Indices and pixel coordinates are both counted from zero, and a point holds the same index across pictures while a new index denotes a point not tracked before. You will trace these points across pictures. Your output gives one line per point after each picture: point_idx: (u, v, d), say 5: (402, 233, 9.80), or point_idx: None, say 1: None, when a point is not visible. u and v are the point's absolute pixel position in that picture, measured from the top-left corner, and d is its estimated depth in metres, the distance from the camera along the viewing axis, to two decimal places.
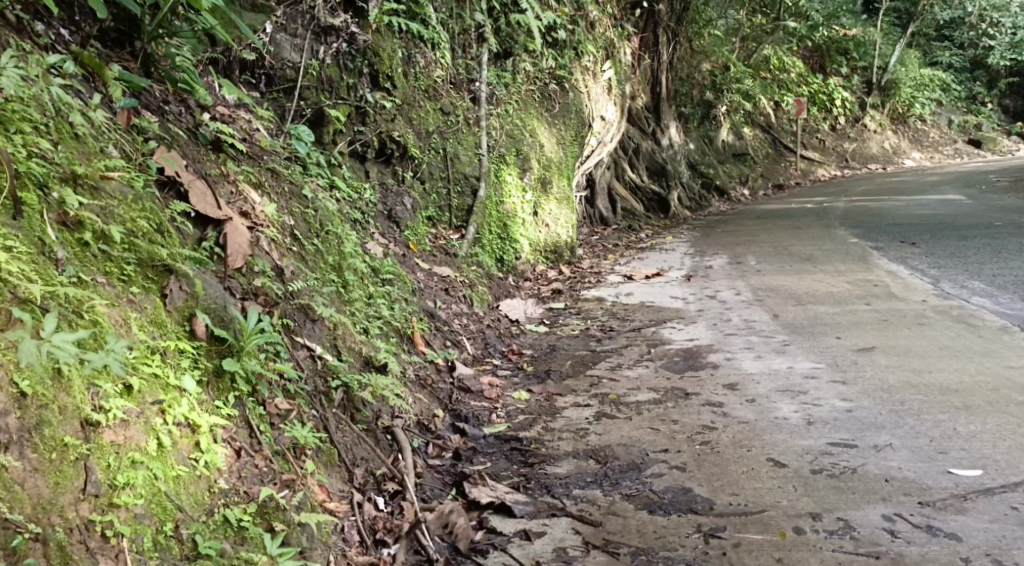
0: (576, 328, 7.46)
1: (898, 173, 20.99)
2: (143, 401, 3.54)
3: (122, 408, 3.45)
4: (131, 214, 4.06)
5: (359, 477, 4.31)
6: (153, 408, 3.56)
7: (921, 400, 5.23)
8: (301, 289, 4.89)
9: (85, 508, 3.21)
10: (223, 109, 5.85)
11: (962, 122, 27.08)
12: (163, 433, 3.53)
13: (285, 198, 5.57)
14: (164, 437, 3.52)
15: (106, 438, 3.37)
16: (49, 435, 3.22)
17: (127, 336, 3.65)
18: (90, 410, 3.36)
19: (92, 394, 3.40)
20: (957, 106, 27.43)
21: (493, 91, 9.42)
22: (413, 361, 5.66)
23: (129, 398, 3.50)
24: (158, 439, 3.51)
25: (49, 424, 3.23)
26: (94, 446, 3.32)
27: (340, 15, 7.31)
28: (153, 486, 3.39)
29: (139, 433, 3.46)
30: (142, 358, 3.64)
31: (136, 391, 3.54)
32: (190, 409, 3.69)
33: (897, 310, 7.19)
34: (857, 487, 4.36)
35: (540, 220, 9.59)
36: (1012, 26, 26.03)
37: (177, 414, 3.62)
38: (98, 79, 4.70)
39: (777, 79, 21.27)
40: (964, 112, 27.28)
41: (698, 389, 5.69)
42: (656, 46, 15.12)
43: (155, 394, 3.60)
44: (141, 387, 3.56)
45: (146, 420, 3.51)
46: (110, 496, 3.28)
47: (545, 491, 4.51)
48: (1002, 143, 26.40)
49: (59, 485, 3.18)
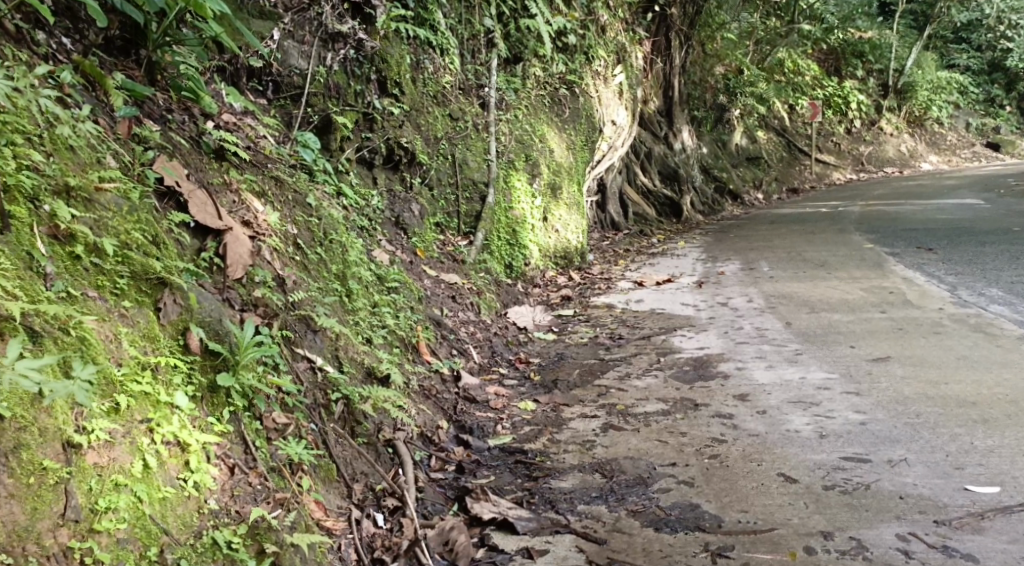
0: (585, 336, 7.38)
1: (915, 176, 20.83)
2: (131, 419, 3.51)
3: (107, 429, 3.41)
4: (125, 226, 4.03)
5: (357, 493, 4.25)
6: (141, 427, 3.52)
7: (937, 413, 5.13)
8: (303, 299, 4.82)
9: (64, 534, 3.16)
10: (228, 117, 5.81)
11: (980, 125, 26.85)
12: (150, 453, 3.48)
13: (290, 207, 5.51)
14: (151, 458, 3.47)
15: (88, 460, 3.32)
16: (27, 459, 3.17)
17: (116, 353, 3.63)
18: (73, 431, 3.32)
19: (76, 414, 3.36)
20: (975, 109, 27.21)
21: (503, 97, 9.36)
22: (418, 370, 5.59)
23: (115, 417, 3.47)
24: (144, 460, 3.46)
25: (28, 448, 3.19)
26: (76, 469, 3.27)
27: (348, 22, 7.21)
28: (137, 510, 3.34)
29: (124, 453, 3.42)
30: (131, 375, 3.61)
31: (123, 410, 3.50)
32: (180, 427, 3.65)
33: (913, 318, 7.08)
34: (869, 504, 4.26)
35: (550, 226, 9.51)
36: None
37: (165, 433, 3.57)
38: (100, 89, 4.66)
39: (792, 82, 21.14)
40: (981, 115, 27.08)
41: (708, 400, 5.60)
42: (669, 50, 15.03)
43: (144, 412, 3.56)
44: (128, 405, 3.52)
45: (132, 440, 3.46)
46: (91, 521, 3.23)
47: (549, 507, 4.44)
48: (1020, 146, 26.16)
49: (37, 511, 3.13)
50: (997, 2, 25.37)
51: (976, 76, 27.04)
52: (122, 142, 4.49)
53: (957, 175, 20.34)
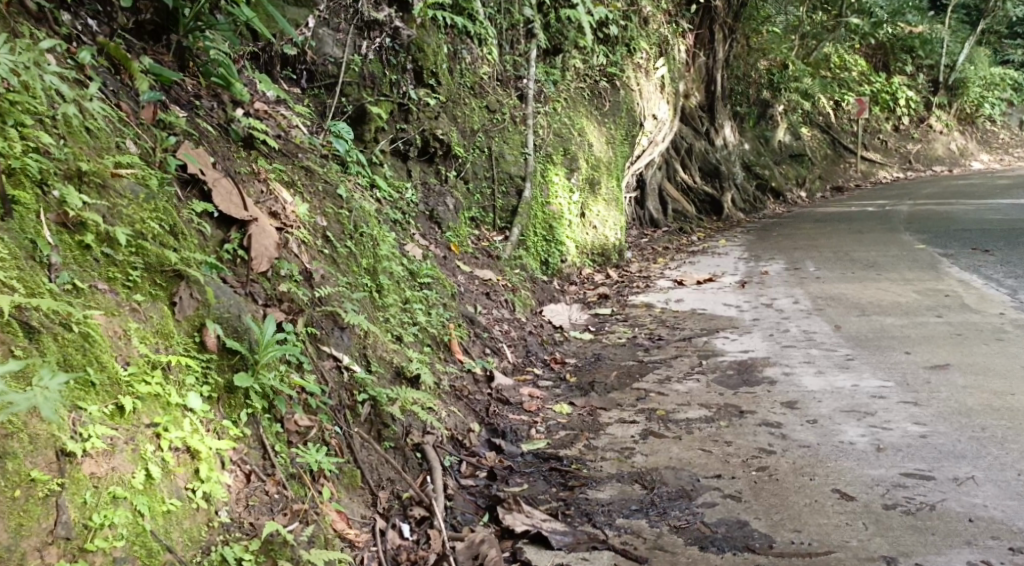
0: (623, 336, 7.12)
1: (965, 176, 20.31)
2: (136, 423, 3.33)
3: (107, 436, 3.22)
4: (141, 215, 3.86)
5: (383, 500, 4.04)
6: (147, 432, 3.34)
7: (1004, 427, 4.86)
8: (330, 294, 4.63)
9: (52, 553, 2.96)
10: (260, 106, 5.61)
11: None
12: (154, 461, 3.30)
13: (319, 198, 5.30)
14: (154, 467, 3.28)
15: (84, 470, 3.12)
16: (13, 470, 2.98)
17: (125, 350, 3.46)
18: (67, 438, 3.13)
19: (72, 420, 3.17)
20: None
21: (541, 89, 9.13)
22: (450, 370, 5.37)
23: (119, 421, 3.28)
24: (147, 469, 3.27)
25: (14, 458, 2.99)
26: (69, 480, 3.08)
27: (384, 9, 7.02)
28: (136, 526, 3.15)
29: (125, 462, 3.23)
30: (139, 375, 3.44)
31: (129, 413, 3.32)
32: (190, 432, 3.46)
33: (973, 323, 6.75)
34: (936, 527, 4.05)
35: (587, 221, 9.27)
36: None
37: (173, 439, 3.39)
38: (125, 72, 4.47)
39: (838, 78, 20.67)
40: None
41: (754, 407, 5.33)
42: (713, 43, 14.63)
43: (151, 416, 3.39)
44: (134, 408, 3.34)
45: (135, 447, 3.28)
46: (84, 538, 3.04)
47: (585, 519, 4.20)
48: None
49: (22, 528, 2.94)
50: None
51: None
52: (144, 128, 4.31)
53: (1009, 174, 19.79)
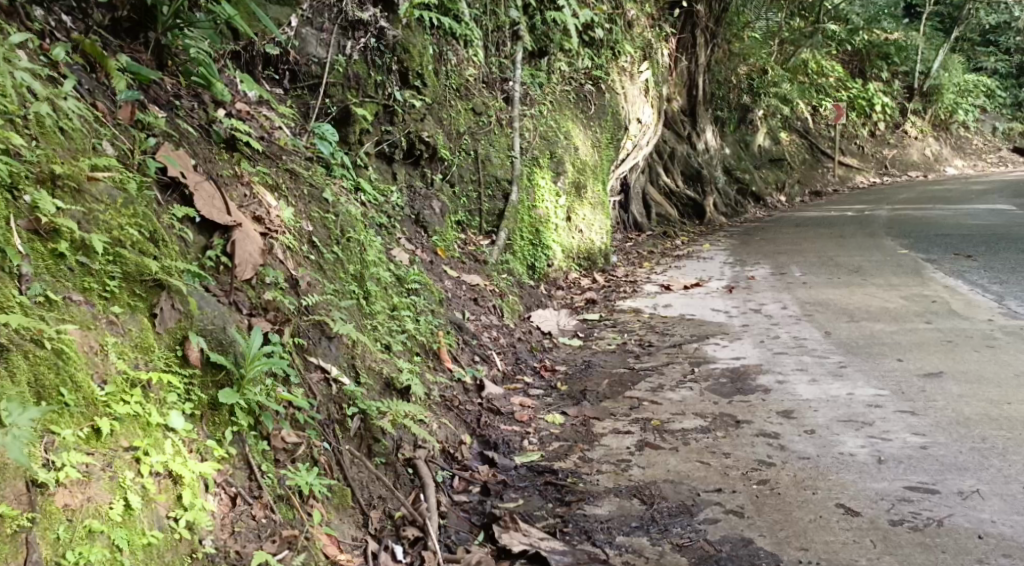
0: (613, 342, 6.97)
1: (940, 181, 20.38)
2: (115, 447, 3.15)
3: (82, 464, 3.05)
4: (119, 221, 3.68)
5: (375, 521, 3.87)
6: (126, 457, 3.16)
7: (1003, 437, 4.74)
8: (318, 303, 4.46)
9: None
10: (242, 106, 5.42)
11: (1006, 130, 26.30)
12: (133, 489, 3.12)
13: (305, 202, 5.13)
14: (133, 497, 3.10)
15: (57, 502, 2.94)
16: None
17: (101, 367, 3.29)
18: (39, 468, 2.95)
19: (44, 445, 3.00)
20: (1001, 113, 26.64)
21: (527, 91, 8.96)
22: (440, 380, 5.21)
23: (95, 446, 3.11)
24: (125, 499, 3.08)
25: None
26: (41, 515, 2.89)
27: (369, 9, 6.83)
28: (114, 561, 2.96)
29: (103, 492, 3.05)
30: (117, 394, 3.26)
31: (106, 436, 3.15)
32: (171, 456, 3.28)
33: (963, 330, 6.65)
34: (945, 544, 3.93)
35: (574, 225, 9.12)
36: None
37: (154, 464, 3.21)
38: (101, 70, 4.27)
39: (815, 83, 20.66)
40: (1008, 119, 26.49)
41: (750, 417, 5.19)
42: (694, 48, 14.49)
43: (131, 438, 3.21)
44: (112, 431, 3.17)
45: (113, 475, 3.10)
46: None
47: (585, 538, 4.08)
48: None
49: None
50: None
51: (1003, 80, 26.34)
52: (122, 129, 4.12)
53: (984, 180, 19.86)
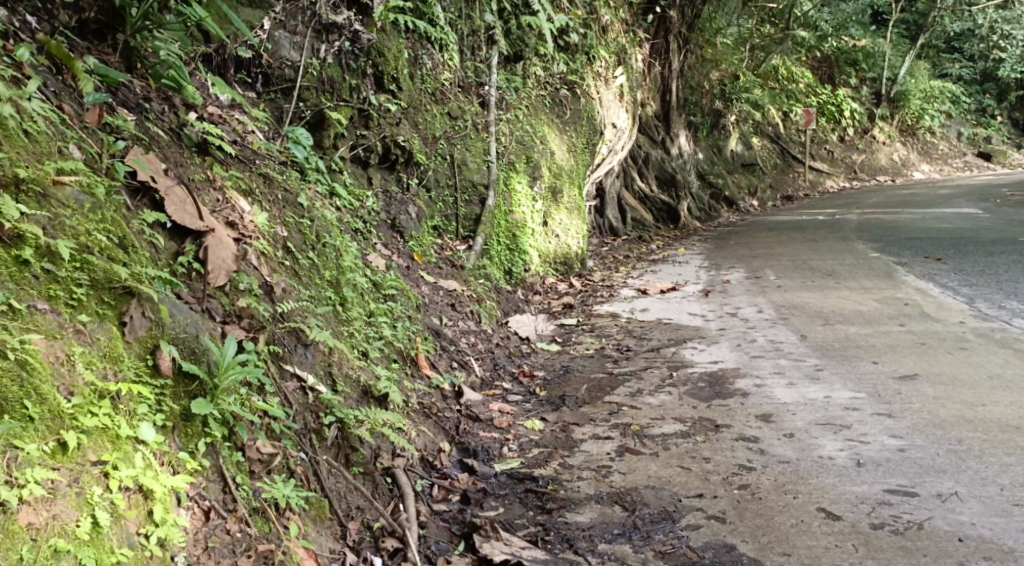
0: (591, 347, 6.91)
1: (908, 185, 20.51)
2: (82, 462, 3.06)
3: (46, 480, 2.95)
4: (86, 226, 3.59)
5: (353, 532, 3.79)
6: (94, 472, 3.07)
7: (980, 439, 4.72)
8: (293, 309, 4.38)
9: None
10: (214, 110, 5.32)
11: (971, 136, 26.57)
12: (101, 505, 3.03)
13: (279, 207, 5.04)
14: (101, 513, 3.01)
15: (21, 521, 2.85)
16: None
17: (68, 378, 3.19)
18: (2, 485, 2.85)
19: (7, 460, 2.91)
20: (967, 119, 26.89)
21: (503, 96, 8.89)
22: (418, 387, 5.13)
23: (61, 461, 3.02)
24: (93, 516, 2.99)
25: None
26: (3, 534, 2.80)
27: (343, 12, 6.71)
28: None
29: (69, 509, 2.96)
30: (85, 406, 3.17)
31: (72, 450, 3.06)
32: (141, 470, 3.18)
33: (936, 332, 6.65)
34: (927, 547, 3.89)
35: (550, 230, 9.07)
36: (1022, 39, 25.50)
37: (123, 478, 3.12)
38: (67, 72, 4.17)
39: (786, 89, 20.74)
40: (972, 125, 26.79)
41: (729, 421, 5.15)
42: (667, 53, 14.51)
43: (99, 452, 3.12)
44: (79, 444, 3.08)
45: (79, 491, 3.01)
46: None
47: (567, 546, 4.02)
48: (1011, 157, 25.92)
49: None
50: (991, 13, 25.02)
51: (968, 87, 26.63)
52: (90, 132, 4.02)
53: (949, 184, 20.05)
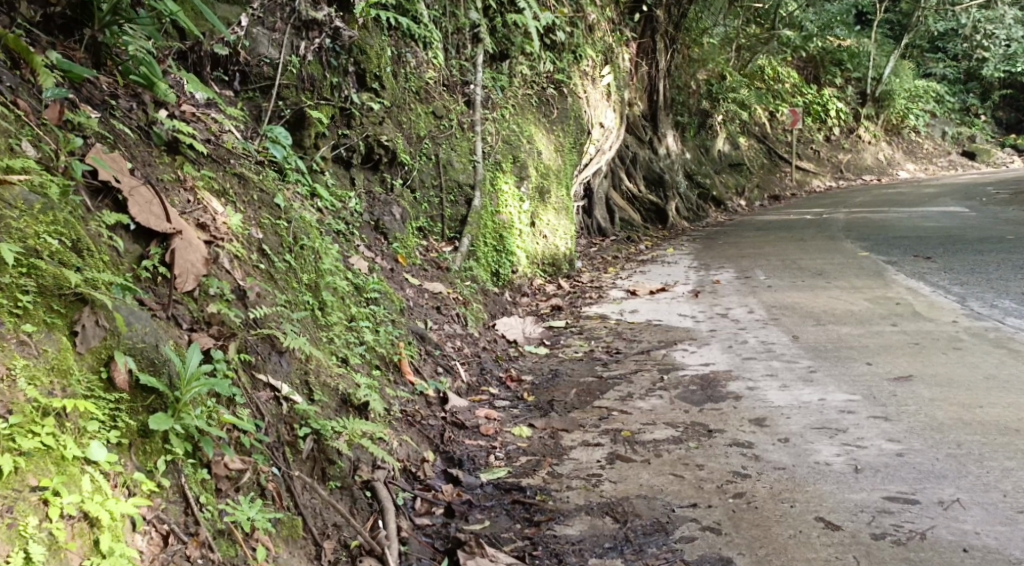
0: (580, 351, 6.71)
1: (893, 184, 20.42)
2: (18, 488, 2.87)
3: None
4: (35, 228, 3.40)
5: (329, 551, 3.60)
6: (32, 499, 2.88)
7: (979, 443, 4.55)
8: (268, 315, 4.19)
9: None
10: (187, 108, 5.11)
11: (955, 135, 26.52)
12: (35, 537, 2.84)
13: (254, 208, 4.85)
14: (36, 547, 2.82)
15: None
16: None
17: (7, 395, 3.00)
18: None
19: None
20: (951, 117, 26.86)
21: (489, 94, 8.70)
22: (401, 394, 4.93)
23: None
24: (26, 550, 2.81)
25: None
26: None
27: (324, 8, 6.52)
28: None
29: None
30: (25, 426, 2.97)
31: (9, 475, 2.87)
32: (86, 495, 2.99)
33: (929, 332, 6.49)
34: (930, 559, 3.72)
35: (538, 231, 8.89)
36: (1005, 38, 25.45)
37: (65, 505, 2.92)
38: (24, 67, 3.98)
39: (771, 89, 20.61)
40: (955, 124, 26.76)
41: (723, 426, 4.96)
42: (654, 53, 14.35)
43: (42, 475, 2.93)
44: (16, 468, 2.89)
45: (12, 522, 2.82)
46: None
47: (555, 561, 3.85)
48: (995, 156, 25.90)
49: None
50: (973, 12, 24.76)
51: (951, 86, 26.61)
52: (47, 129, 3.82)
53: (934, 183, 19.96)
